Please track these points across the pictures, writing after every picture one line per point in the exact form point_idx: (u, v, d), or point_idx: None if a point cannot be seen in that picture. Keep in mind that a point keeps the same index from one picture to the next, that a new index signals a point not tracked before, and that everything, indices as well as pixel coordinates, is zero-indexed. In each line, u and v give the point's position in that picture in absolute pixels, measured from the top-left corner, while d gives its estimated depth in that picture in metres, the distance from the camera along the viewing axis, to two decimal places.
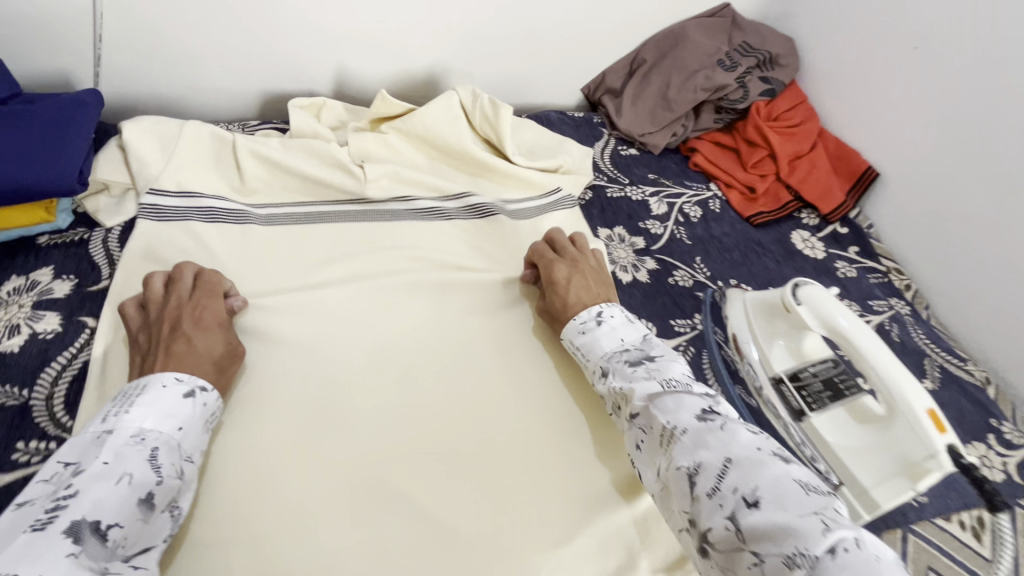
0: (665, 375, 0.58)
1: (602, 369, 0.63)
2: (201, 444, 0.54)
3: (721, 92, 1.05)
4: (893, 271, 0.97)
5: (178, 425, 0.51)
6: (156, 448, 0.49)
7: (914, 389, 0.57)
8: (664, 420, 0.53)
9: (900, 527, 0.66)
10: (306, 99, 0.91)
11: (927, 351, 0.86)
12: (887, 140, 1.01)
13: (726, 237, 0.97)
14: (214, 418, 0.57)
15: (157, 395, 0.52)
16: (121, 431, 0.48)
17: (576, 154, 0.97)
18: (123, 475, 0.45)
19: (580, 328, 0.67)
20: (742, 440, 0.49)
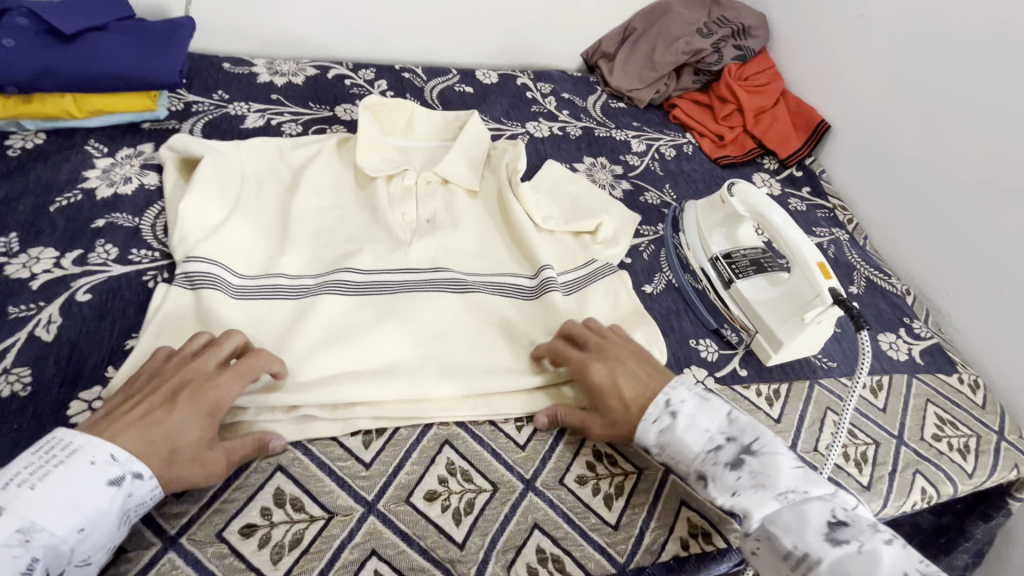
0: (774, 482, 0.55)
1: (698, 473, 0.58)
2: (104, 548, 0.47)
3: (698, 55, 1.23)
4: (838, 208, 1.13)
5: (80, 526, 0.45)
6: (38, 557, 0.42)
7: (809, 248, 0.74)
8: (790, 540, 0.51)
9: (808, 378, 0.81)
10: (374, 99, 0.91)
11: (857, 266, 1.01)
12: (838, 98, 1.18)
13: (694, 173, 1.14)
14: (140, 508, 0.50)
15: (71, 475, 0.45)
16: (10, 518, 0.42)
17: (617, 215, 0.90)
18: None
19: (655, 427, 0.60)
20: (885, 564, 0.47)
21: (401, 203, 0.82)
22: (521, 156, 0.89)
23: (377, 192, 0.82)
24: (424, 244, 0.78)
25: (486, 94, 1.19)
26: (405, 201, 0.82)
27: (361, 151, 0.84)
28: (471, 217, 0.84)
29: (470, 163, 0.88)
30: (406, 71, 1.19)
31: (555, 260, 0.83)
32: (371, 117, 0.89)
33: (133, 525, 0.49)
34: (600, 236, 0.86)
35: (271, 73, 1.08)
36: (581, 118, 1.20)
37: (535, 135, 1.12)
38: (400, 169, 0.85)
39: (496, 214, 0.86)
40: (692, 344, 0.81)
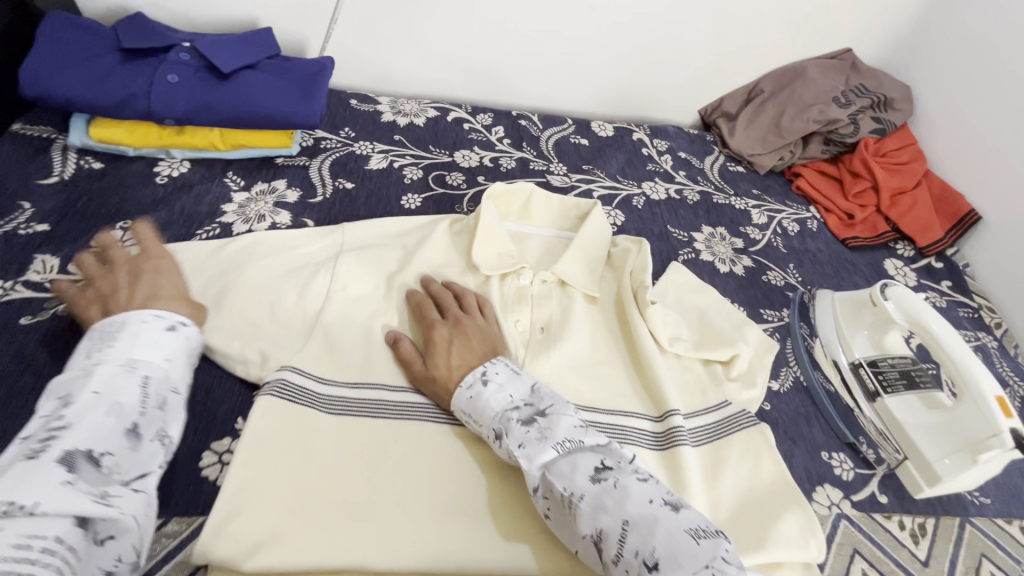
0: (555, 434, 0.57)
1: (496, 433, 0.60)
2: (185, 377, 0.58)
3: (832, 125, 1.15)
4: (984, 308, 1.02)
5: (164, 357, 0.56)
6: (148, 376, 0.54)
7: (986, 377, 0.66)
8: (561, 485, 0.54)
9: (958, 515, 0.71)
10: (500, 186, 0.89)
11: (1009, 381, 0.90)
12: (993, 187, 1.07)
13: (819, 253, 1.06)
14: (194, 352, 0.62)
15: (139, 328, 0.56)
16: (111, 361, 0.53)
17: (753, 337, 0.83)
18: (113, 403, 0.50)
19: (465, 392, 0.64)
20: (635, 496, 0.51)
21: (516, 308, 0.79)
22: (648, 265, 0.84)
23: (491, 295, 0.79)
24: (539, 367, 0.73)
25: (602, 148, 1.16)
26: (521, 306, 0.80)
27: (479, 245, 0.83)
28: (590, 336, 0.79)
29: (589, 265, 0.85)
30: (522, 118, 1.18)
31: (682, 395, 0.75)
32: (492, 206, 0.87)
33: (193, 363, 0.61)
34: (734, 371, 0.78)
35: (395, 112, 1.10)
36: (698, 181, 1.15)
37: (651, 197, 1.08)
38: (516, 268, 0.82)
39: (615, 328, 0.82)
40: (823, 458, 0.73)
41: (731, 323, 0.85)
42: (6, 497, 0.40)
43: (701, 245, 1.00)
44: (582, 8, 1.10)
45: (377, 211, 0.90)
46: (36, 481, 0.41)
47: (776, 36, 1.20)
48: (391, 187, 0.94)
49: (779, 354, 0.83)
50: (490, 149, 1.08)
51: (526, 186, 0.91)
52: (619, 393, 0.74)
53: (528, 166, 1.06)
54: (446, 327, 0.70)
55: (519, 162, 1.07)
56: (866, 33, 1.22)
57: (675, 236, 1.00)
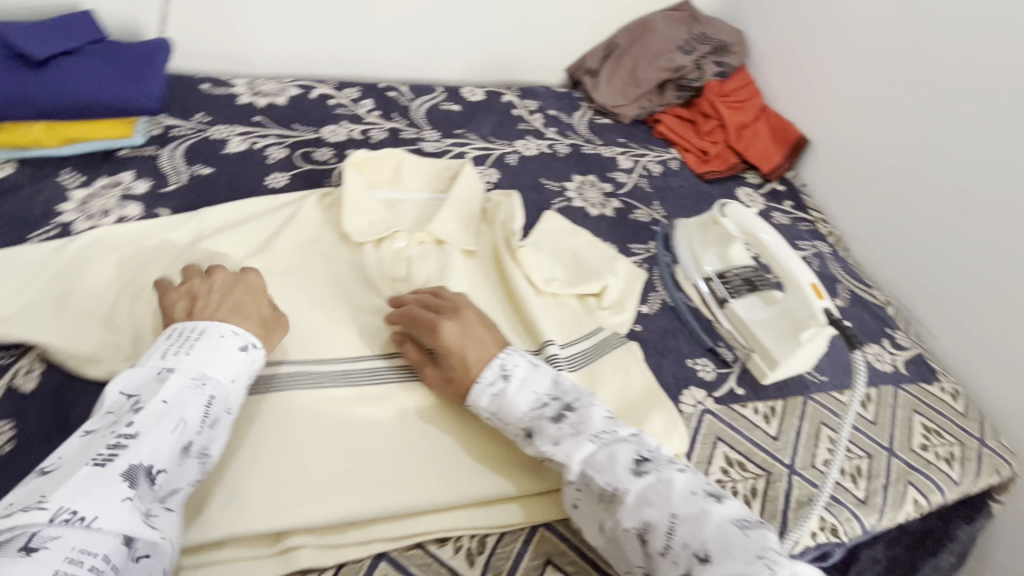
0: (589, 428, 0.60)
1: (526, 431, 0.61)
2: (240, 401, 0.59)
3: (680, 72, 1.25)
4: (819, 221, 1.17)
5: (231, 378, 0.57)
6: (213, 398, 0.55)
7: (801, 269, 0.76)
8: (603, 480, 0.57)
9: (800, 394, 0.83)
10: (365, 154, 0.89)
11: (840, 279, 1.04)
12: (816, 114, 1.21)
13: (681, 189, 1.15)
14: (252, 378, 0.61)
15: (214, 344, 0.58)
16: (182, 373, 0.55)
17: (620, 269, 0.89)
18: (179, 421, 0.51)
19: (488, 393, 0.63)
20: (677, 488, 0.55)
21: (393, 269, 0.81)
22: (516, 214, 0.89)
23: (366, 261, 0.80)
24: None
25: (474, 112, 1.18)
26: (396, 267, 0.81)
27: (349, 212, 0.83)
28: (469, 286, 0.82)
29: (464, 221, 0.88)
30: (391, 90, 1.17)
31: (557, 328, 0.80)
32: (358, 175, 0.88)
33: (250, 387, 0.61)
34: (605, 300, 0.84)
35: (252, 93, 1.05)
36: (568, 135, 1.21)
37: (524, 154, 1.12)
38: (390, 232, 0.83)
39: (493, 277, 0.85)
40: (689, 364, 0.82)
41: (599, 260, 0.91)
42: (71, 507, 0.43)
43: (573, 194, 1.06)
44: None
45: (240, 193, 0.87)
46: (101, 493, 0.45)
47: None
48: (253, 169, 0.91)
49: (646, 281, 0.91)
50: (359, 123, 1.07)
51: (391, 153, 0.92)
52: (498, 334, 0.78)
53: (399, 136, 1.06)
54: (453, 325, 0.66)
55: (390, 132, 1.07)
56: None
57: (548, 187, 1.06)
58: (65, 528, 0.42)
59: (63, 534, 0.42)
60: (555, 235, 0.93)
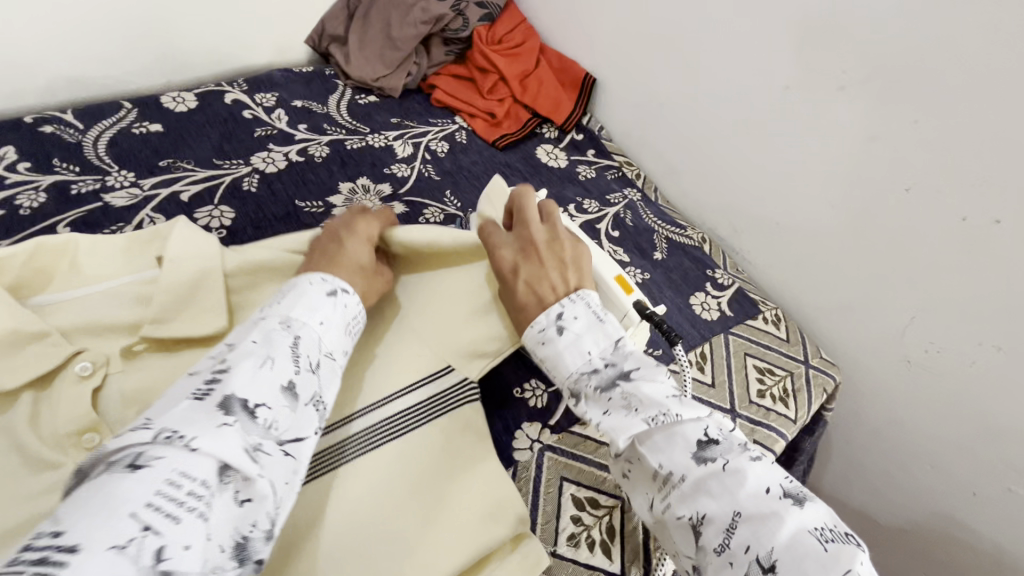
0: (644, 403, 0.52)
1: (571, 391, 0.57)
2: (341, 349, 0.53)
3: (440, 23, 1.05)
4: (625, 164, 1.09)
5: (321, 322, 0.51)
6: (300, 338, 0.48)
7: (604, 264, 0.67)
8: (655, 460, 0.50)
9: None
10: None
11: (656, 228, 0.98)
12: (592, 45, 1.08)
13: (474, 166, 0.99)
14: (355, 324, 0.57)
15: (303, 291, 0.53)
16: (273, 318, 0.49)
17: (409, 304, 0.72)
18: (267, 357, 0.44)
19: (541, 339, 0.60)
20: (749, 483, 0.45)
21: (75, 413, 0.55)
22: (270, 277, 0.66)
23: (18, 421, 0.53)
24: None
25: (185, 129, 0.88)
26: (72, 405, 0.54)
27: None
28: None
29: None
30: (46, 123, 0.83)
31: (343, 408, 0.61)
32: None
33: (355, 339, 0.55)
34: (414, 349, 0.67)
35: None
36: (324, 129, 0.97)
37: (267, 171, 0.87)
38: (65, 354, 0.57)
39: None
40: (517, 396, 0.71)
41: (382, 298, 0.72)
42: (173, 427, 0.37)
43: (343, 210, 0.85)
44: None
45: None
46: (198, 419, 0.38)
47: None
48: None
49: None
50: None
51: (56, 236, 0.63)
52: None
53: (68, 193, 0.75)
54: (514, 248, 0.65)
55: (53, 189, 0.75)
56: None
57: (306, 210, 0.83)
58: (167, 447, 0.36)
59: (166, 454, 0.35)
60: None
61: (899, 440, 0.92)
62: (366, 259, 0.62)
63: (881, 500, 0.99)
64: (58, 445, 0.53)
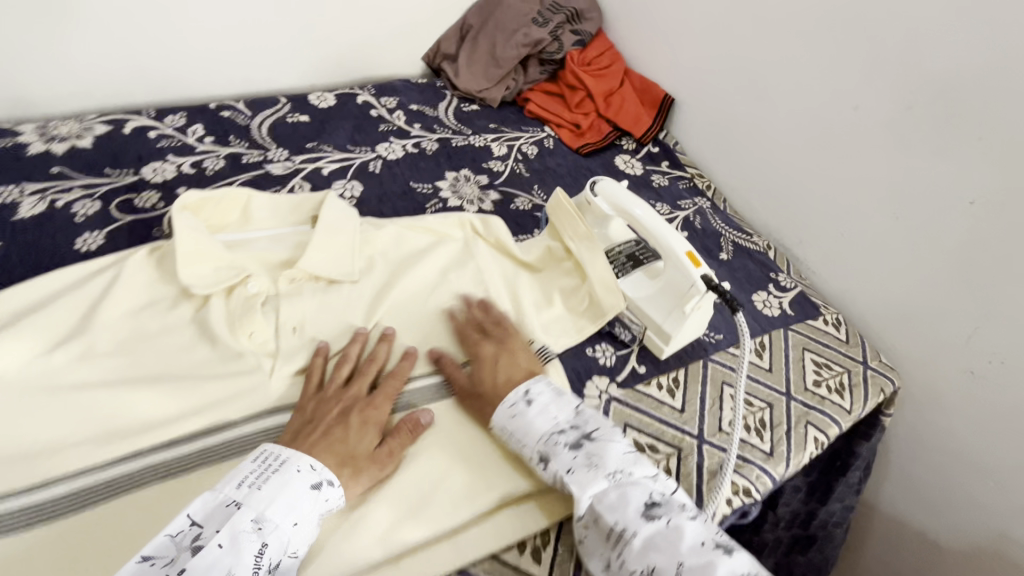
0: (605, 465, 0.59)
1: (540, 455, 0.61)
2: (308, 540, 0.53)
3: (538, 46, 1.21)
4: (697, 176, 1.18)
5: (294, 521, 0.51)
6: (267, 544, 0.49)
7: (676, 241, 0.75)
8: (613, 518, 0.56)
9: (700, 358, 0.83)
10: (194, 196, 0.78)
11: (723, 232, 1.06)
12: (674, 70, 1.20)
13: (559, 168, 1.12)
14: (330, 515, 0.56)
15: (288, 479, 0.53)
16: (245, 510, 0.50)
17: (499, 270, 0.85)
18: (226, 573, 0.47)
19: (509, 412, 0.64)
20: (688, 537, 0.54)
21: (247, 317, 0.70)
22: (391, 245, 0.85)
23: (210, 319, 0.69)
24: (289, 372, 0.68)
25: (326, 121, 1.07)
26: (250, 310, 0.70)
27: (185, 265, 0.71)
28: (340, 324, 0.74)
29: (328, 248, 0.79)
30: (225, 109, 1.04)
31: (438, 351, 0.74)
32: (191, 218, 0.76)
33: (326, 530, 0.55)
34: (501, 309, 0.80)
35: (45, 140, 0.88)
36: (435, 129, 1.13)
37: (388, 158, 1.03)
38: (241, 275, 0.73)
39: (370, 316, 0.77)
40: (589, 354, 0.80)
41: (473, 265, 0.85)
42: None
43: (447, 193, 1.00)
44: None
45: (43, 267, 0.73)
46: None
47: None
48: (57, 232, 0.77)
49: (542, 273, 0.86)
50: (188, 154, 0.93)
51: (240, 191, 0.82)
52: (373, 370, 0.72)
53: (240, 161, 0.94)
54: (490, 342, 0.73)
55: (230, 158, 0.94)
56: None
57: (418, 190, 0.98)
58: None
59: None
60: (433, 244, 0.87)
61: (961, 453, 0.93)
62: (364, 448, 0.60)
63: (940, 516, 0.99)
64: (234, 341, 0.68)
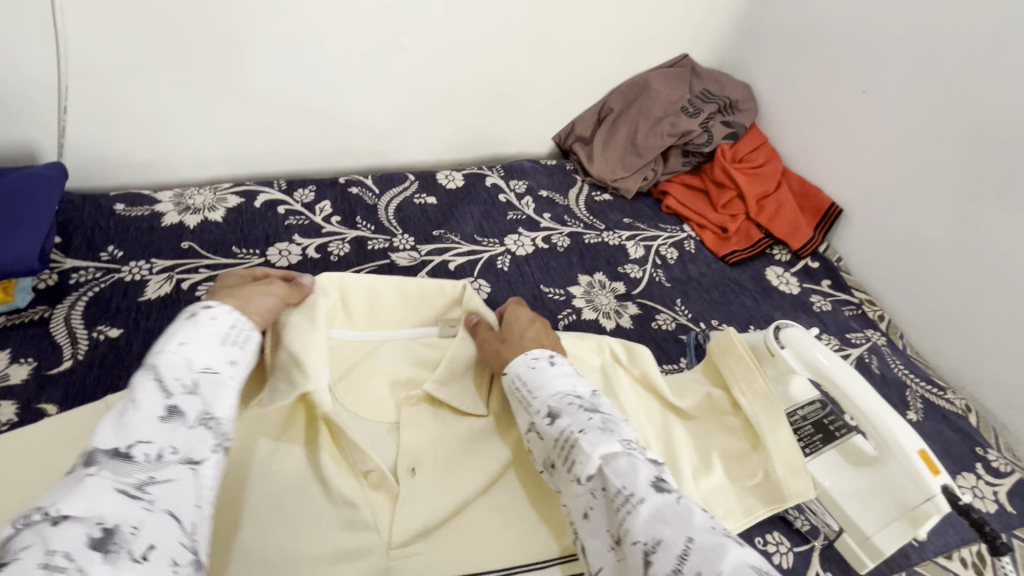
0: (619, 432, 0.52)
1: (549, 410, 0.55)
2: (224, 356, 0.48)
3: (685, 137, 1.09)
4: (866, 302, 1.00)
5: (182, 342, 0.46)
6: (162, 367, 0.44)
7: (903, 430, 0.59)
8: (618, 481, 0.47)
9: (903, 570, 0.64)
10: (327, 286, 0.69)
11: (907, 382, 0.87)
12: (845, 177, 1.05)
13: (703, 278, 0.98)
14: (246, 334, 0.52)
15: (174, 326, 0.49)
16: (143, 366, 0.45)
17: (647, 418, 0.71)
18: (131, 400, 0.41)
19: (528, 363, 0.61)
20: (699, 518, 0.43)
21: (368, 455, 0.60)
22: None
23: (326, 455, 0.59)
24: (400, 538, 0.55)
25: (453, 204, 1.00)
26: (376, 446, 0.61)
27: None
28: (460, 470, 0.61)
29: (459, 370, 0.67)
30: (353, 184, 0.98)
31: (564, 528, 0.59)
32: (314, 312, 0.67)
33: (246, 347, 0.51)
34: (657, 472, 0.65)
35: (179, 210, 0.86)
36: (565, 221, 1.03)
37: (517, 253, 0.93)
38: None
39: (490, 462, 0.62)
40: (759, 548, 0.63)
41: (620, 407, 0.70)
42: (44, 506, 0.34)
43: (581, 302, 0.88)
44: (392, 51, 0.94)
45: None
46: (65, 489, 0.35)
47: (613, 52, 1.11)
48: (178, 320, 0.71)
49: (703, 423, 0.72)
50: (314, 235, 0.87)
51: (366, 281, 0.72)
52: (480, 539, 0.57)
53: (365, 248, 0.87)
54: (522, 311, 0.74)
55: (355, 244, 0.88)
56: (698, 36, 1.17)
57: (549, 296, 0.87)
58: (27, 532, 0.32)
59: (33, 535, 0.32)
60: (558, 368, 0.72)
61: None
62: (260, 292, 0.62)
63: None
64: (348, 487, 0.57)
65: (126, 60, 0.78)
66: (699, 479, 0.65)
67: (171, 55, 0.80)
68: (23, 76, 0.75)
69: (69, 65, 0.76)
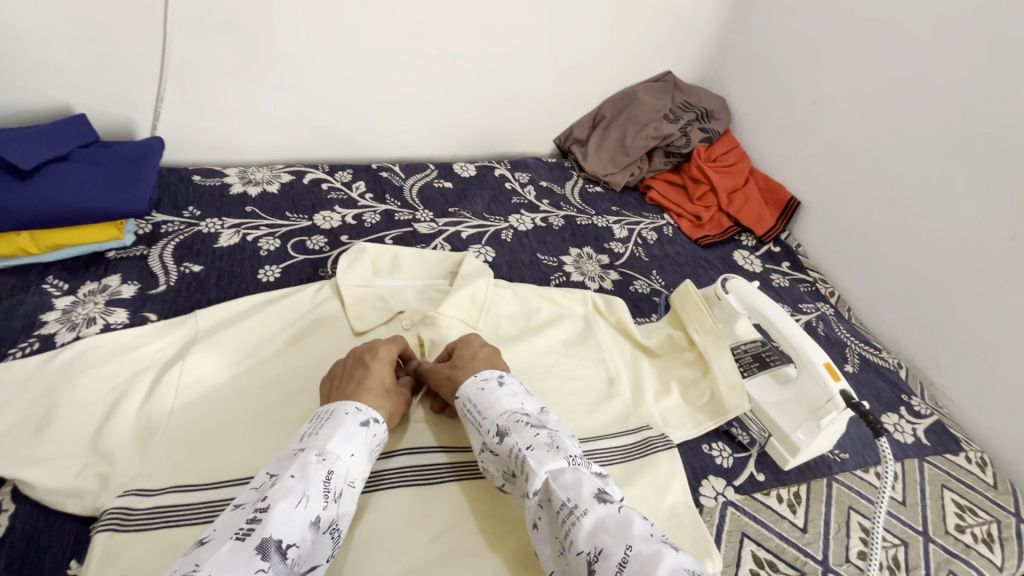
0: (565, 446, 0.56)
1: (499, 429, 0.58)
2: (365, 475, 0.55)
3: (667, 139, 1.28)
4: (819, 281, 1.16)
5: (352, 452, 0.53)
6: (334, 471, 0.51)
7: (814, 349, 0.75)
8: (564, 495, 0.51)
9: (824, 476, 0.79)
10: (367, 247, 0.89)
11: (848, 342, 1.02)
12: (805, 175, 1.22)
13: (678, 256, 1.15)
14: (378, 450, 0.59)
15: (341, 420, 0.55)
16: (310, 449, 0.51)
17: (620, 351, 0.87)
18: (302, 495, 0.47)
19: (478, 386, 0.63)
20: (637, 527, 0.48)
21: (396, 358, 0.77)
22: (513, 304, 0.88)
23: None
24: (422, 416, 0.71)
25: (466, 189, 1.18)
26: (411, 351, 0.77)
27: (352, 309, 0.80)
28: None
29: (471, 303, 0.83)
30: (383, 170, 1.17)
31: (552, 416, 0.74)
32: (355, 259, 0.86)
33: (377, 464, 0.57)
34: (623, 388, 0.81)
35: (243, 182, 1.05)
36: (562, 207, 1.20)
37: (518, 229, 1.11)
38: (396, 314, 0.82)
39: None
40: (706, 451, 0.78)
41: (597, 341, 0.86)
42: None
43: (571, 268, 1.05)
44: (421, 61, 1.13)
45: (231, 291, 0.84)
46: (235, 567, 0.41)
47: (607, 68, 1.30)
48: (245, 263, 0.89)
49: (666, 356, 0.87)
50: (352, 207, 1.06)
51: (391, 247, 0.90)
52: None
53: (393, 218, 1.06)
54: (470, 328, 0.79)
55: (384, 215, 1.06)
56: (682, 56, 1.36)
57: (544, 262, 1.05)
58: None
59: None
60: (548, 312, 0.89)
61: None
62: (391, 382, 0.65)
63: None
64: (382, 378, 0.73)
65: (212, 59, 0.99)
66: (656, 395, 0.81)
67: (246, 58, 1.01)
68: (132, 71, 0.95)
69: (168, 63, 0.97)
